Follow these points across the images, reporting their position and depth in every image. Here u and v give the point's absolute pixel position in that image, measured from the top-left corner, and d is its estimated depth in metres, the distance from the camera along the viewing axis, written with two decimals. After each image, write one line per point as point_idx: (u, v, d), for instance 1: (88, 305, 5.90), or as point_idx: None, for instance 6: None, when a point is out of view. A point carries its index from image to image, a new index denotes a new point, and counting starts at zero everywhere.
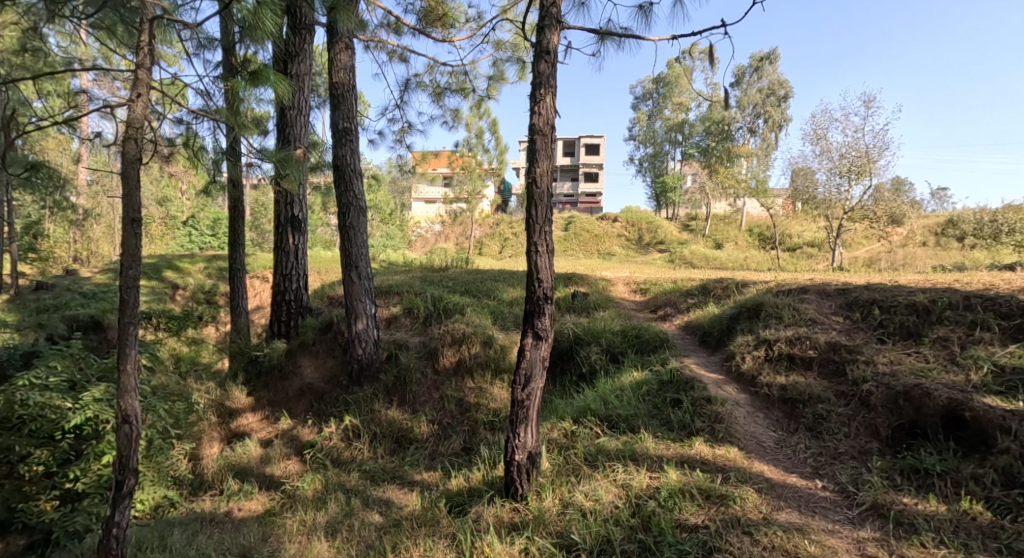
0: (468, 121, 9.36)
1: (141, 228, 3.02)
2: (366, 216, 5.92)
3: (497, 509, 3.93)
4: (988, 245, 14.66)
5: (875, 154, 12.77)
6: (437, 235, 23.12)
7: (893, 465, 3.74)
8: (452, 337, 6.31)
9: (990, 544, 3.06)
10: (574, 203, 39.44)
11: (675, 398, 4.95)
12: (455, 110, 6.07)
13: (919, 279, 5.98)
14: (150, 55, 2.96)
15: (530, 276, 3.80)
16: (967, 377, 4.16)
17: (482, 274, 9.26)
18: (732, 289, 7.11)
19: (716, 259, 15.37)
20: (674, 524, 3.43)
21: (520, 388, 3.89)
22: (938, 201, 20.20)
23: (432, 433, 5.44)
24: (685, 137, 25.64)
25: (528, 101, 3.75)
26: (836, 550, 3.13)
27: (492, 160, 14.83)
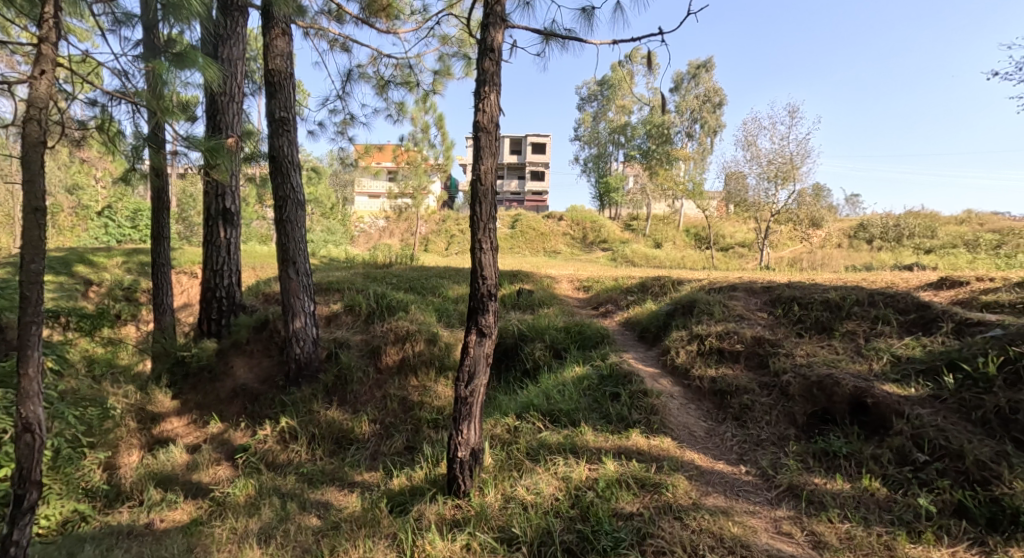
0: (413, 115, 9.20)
1: (46, 219, 2.76)
2: (304, 210, 5.70)
3: (439, 507, 3.92)
4: (892, 247, 16.19)
5: (799, 161, 13.78)
6: (381, 231, 22.56)
7: (807, 448, 4.08)
8: (395, 335, 6.22)
9: (885, 517, 3.39)
10: (521, 200, 39.63)
11: (614, 392, 5.14)
12: (400, 104, 5.96)
13: (833, 277, 6.53)
14: (56, 28, 2.70)
15: (475, 274, 3.81)
16: (870, 366, 4.60)
17: (425, 270, 9.18)
18: (669, 286, 7.46)
19: (655, 258, 16.02)
20: (610, 513, 3.57)
21: (463, 385, 3.90)
22: (851, 207, 22.07)
23: (374, 433, 5.36)
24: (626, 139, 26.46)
25: (472, 98, 3.76)
26: (756, 529, 3.38)
27: (438, 157, 14.85)
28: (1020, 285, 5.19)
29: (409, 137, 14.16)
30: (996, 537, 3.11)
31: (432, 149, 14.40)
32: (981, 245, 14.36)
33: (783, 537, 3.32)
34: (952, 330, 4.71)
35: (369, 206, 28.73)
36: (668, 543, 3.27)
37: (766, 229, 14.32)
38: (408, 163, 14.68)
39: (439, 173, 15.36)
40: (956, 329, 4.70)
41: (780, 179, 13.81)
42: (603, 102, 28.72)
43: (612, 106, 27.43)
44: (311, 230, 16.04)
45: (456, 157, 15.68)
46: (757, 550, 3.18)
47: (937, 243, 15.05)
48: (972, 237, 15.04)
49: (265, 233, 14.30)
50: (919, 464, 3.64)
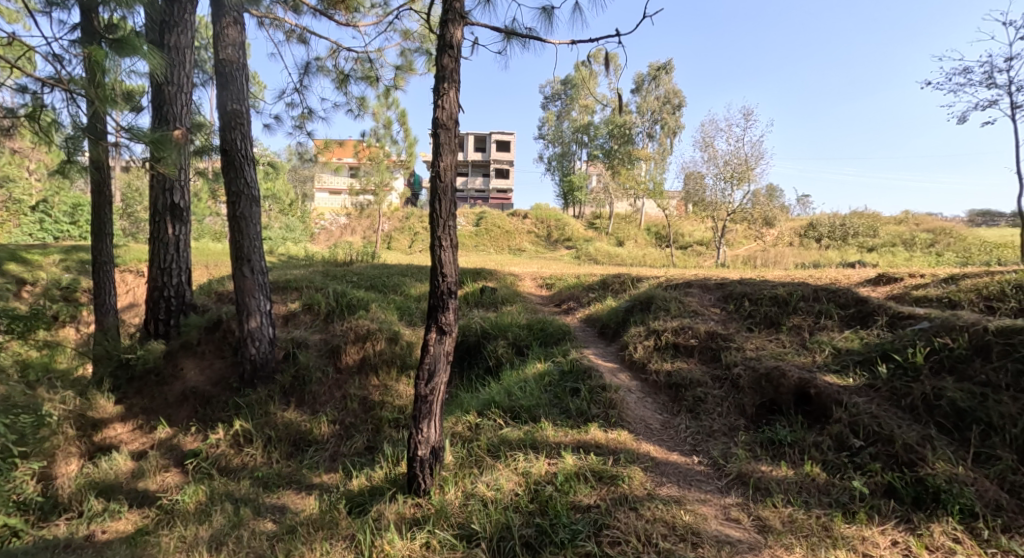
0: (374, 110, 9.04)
1: None
2: (259, 206, 5.52)
3: (399, 506, 3.91)
4: (838, 245, 17.11)
5: (753, 162, 14.36)
6: (343, 228, 21.94)
7: (755, 438, 4.30)
8: (355, 334, 6.12)
9: (824, 500, 3.62)
10: (485, 198, 39.39)
11: (574, 387, 5.25)
12: (362, 99, 5.86)
13: (782, 274, 6.88)
14: None
15: (435, 271, 3.80)
16: (813, 359, 4.89)
17: (385, 268, 9.05)
18: (629, 284, 7.65)
19: (617, 256, 16.36)
20: (569, 506, 3.65)
21: (424, 384, 3.89)
22: (802, 207, 23.15)
23: (333, 434, 5.27)
24: (589, 139, 26.83)
25: (431, 94, 3.74)
26: (706, 516, 3.55)
27: (401, 153, 14.66)
28: (946, 281, 5.63)
29: (371, 132, 13.87)
30: (920, 515, 3.38)
31: (394, 145, 14.17)
32: (916, 243, 15.57)
33: (731, 523, 3.50)
34: (886, 323, 5.06)
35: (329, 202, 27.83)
36: (624, 533, 3.37)
37: (722, 228, 14.86)
38: (370, 159, 14.41)
39: (401, 170, 15.16)
40: (889, 322, 5.05)
41: (736, 179, 14.37)
42: (565, 102, 28.99)
43: (574, 106, 27.78)
44: (268, 228, 15.46)
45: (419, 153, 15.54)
46: (707, 537, 3.34)
47: (878, 242, 16.11)
48: (909, 236, 16.19)
49: (218, 229, 13.69)
50: (855, 449, 3.90)
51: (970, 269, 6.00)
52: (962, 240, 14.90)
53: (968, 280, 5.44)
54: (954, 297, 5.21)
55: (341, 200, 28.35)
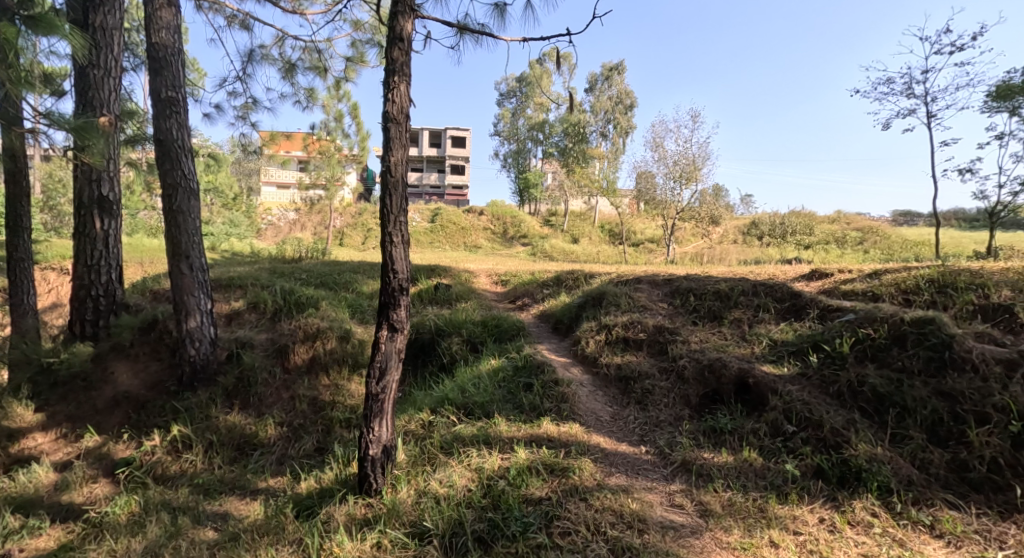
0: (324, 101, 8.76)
1: None
2: (198, 200, 5.23)
3: (350, 507, 3.83)
4: (778, 242, 18.06)
5: (701, 162, 14.95)
6: (292, 224, 21.10)
7: (698, 427, 4.50)
8: (304, 333, 5.95)
9: (760, 483, 3.84)
10: (441, 193, 38.91)
11: (528, 383, 5.30)
12: (310, 90, 5.66)
13: (726, 270, 7.21)
14: None
15: (385, 268, 3.72)
16: (752, 350, 5.18)
17: (334, 264, 8.81)
18: (582, 280, 7.80)
19: (573, 253, 16.60)
20: (520, 499, 3.70)
21: (375, 382, 3.82)
22: (744, 205, 24.25)
23: (280, 436, 5.09)
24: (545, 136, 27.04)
25: (381, 87, 3.65)
26: (652, 503, 3.69)
27: (352, 147, 14.34)
28: (871, 276, 6.09)
29: (321, 124, 13.40)
30: (843, 493, 3.64)
31: (347, 138, 13.79)
32: (847, 242, 16.75)
33: (675, 509, 3.66)
34: (817, 316, 5.41)
35: (278, 196, 26.58)
36: (574, 524, 3.46)
37: (672, 225, 15.41)
38: (320, 152, 13.95)
39: (353, 164, 14.91)
40: (820, 315, 5.41)
41: (684, 179, 14.92)
42: (521, 98, 29.09)
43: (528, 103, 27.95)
44: (209, 223, 14.68)
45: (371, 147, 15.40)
46: (652, 523, 3.48)
47: (814, 240, 17.17)
48: (841, 234, 17.35)
49: (154, 224, 12.88)
50: (788, 435, 4.15)
51: (891, 265, 6.50)
52: (887, 239, 16.09)
53: (889, 275, 5.91)
54: (876, 291, 5.66)
55: (290, 194, 27.17)
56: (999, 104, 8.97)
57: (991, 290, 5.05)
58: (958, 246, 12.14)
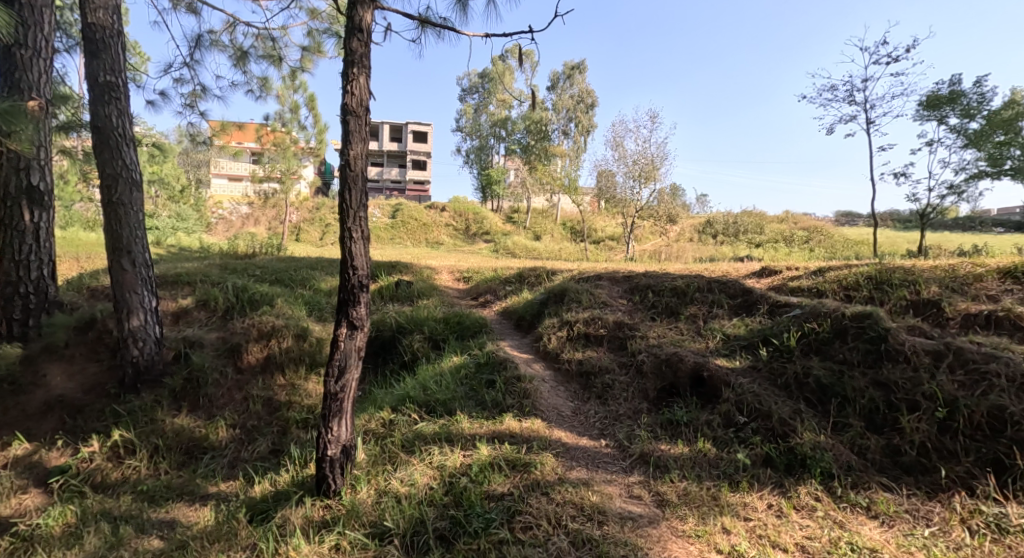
0: (279, 92, 8.47)
1: None
2: (140, 192, 4.96)
3: (307, 509, 3.74)
4: (732, 240, 18.70)
5: (659, 162, 15.29)
6: (245, 218, 20.30)
7: (655, 419, 4.61)
8: (258, 331, 5.76)
9: (714, 472, 3.97)
10: (402, 189, 38.36)
11: (490, 379, 5.29)
12: (264, 80, 5.45)
13: (683, 267, 7.41)
14: None
15: (344, 264, 3.62)
16: (706, 344, 5.35)
17: (290, 260, 8.54)
18: (544, 276, 7.85)
19: (536, 250, 16.67)
20: (482, 495, 3.69)
21: (333, 381, 3.73)
22: (700, 205, 24.98)
23: (232, 439, 4.91)
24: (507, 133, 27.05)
25: (339, 79, 3.55)
26: (612, 495, 3.77)
27: (309, 139, 13.96)
28: (816, 273, 6.39)
29: (275, 115, 12.94)
30: (790, 479, 3.81)
31: (303, 130, 13.39)
32: (794, 241, 17.52)
33: (634, 500, 3.74)
34: (766, 311, 5.64)
35: (229, 188, 25.47)
36: (536, 518, 3.48)
37: (632, 223, 15.71)
38: (274, 145, 13.48)
39: (311, 157, 14.39)
40: (769, 310, 5.64)
41: (644, 178, 15.24)
42: (482, 95, 28.99)
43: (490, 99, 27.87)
44: (155, 216, 13.96)
45: (328, 140, 15.00)
46: (612, 515, 3.54)
47: (765, 239, 17.90)
48: (789, 234, 18.16)
49: (92, 217, 12.13)
50: (740, 425, 4.31)
51: (835, 263, 6.85)
52: (831, 238, 16.93)
53: (833, 272, 6.22)
54: (821, 287, 5.95)
55: (242, 186, 26.11)
56: (930, 113, 9.52)
57: (921, 285, 5.39)
58: (895, 245, 12.86)
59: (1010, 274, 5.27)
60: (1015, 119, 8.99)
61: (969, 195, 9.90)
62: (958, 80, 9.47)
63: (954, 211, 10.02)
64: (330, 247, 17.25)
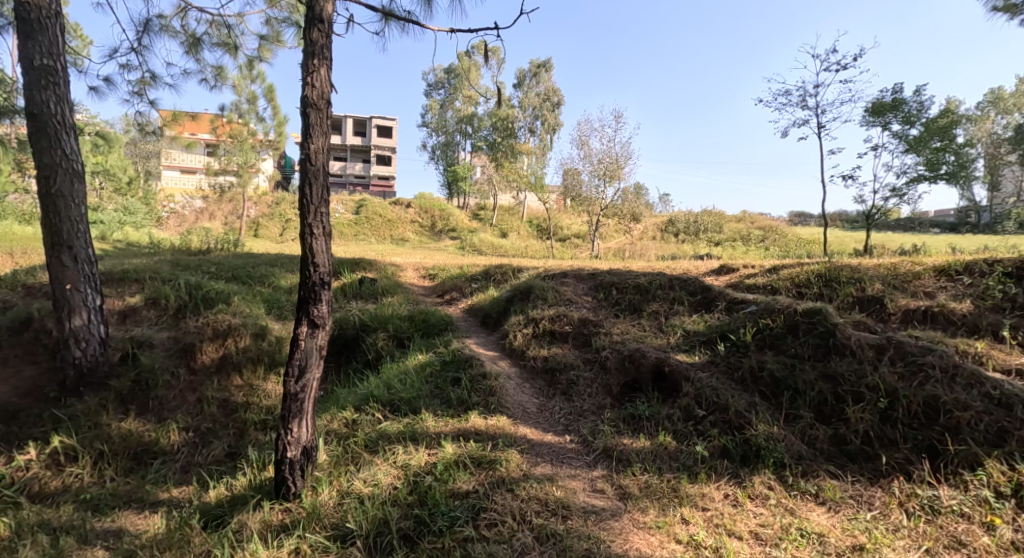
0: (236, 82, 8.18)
1: None
2: (83, 184, 4.69)
3: (265, 514, 3.62)
4: (692, 239, 19.19)
5: (624, 162, 15.46)
6: (198, 212, 19.48)
7: (619, 414, 4.69)
8: (213, 330, 5.55)
9: (674, 465, 4.07)
10: (365, 184, 37.67)
11: (455, 377, 5.26)
12: (219, 69, 5.23)
13: (646, 265, 7.56)
14: None
15: (305, 260, 3.51)
16: (667, 340, 5.47)
17: (247, 257, 8.26)
18: (510, 274, 7.85)
19: (502, 247, 16.66)
20: (447, 494, 3.66)
21: (293, 381, 3.61)
22: (662, 205, 25.48)
23: (185, 442, 4.71)
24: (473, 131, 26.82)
25: (299, 70, 3.43)
26: (576, 490, 3.81)
27: (268, 132, 13.54)
28: (771, 271, 6.63)
29: (231, 106, 12.45)
30: (746, 469, 3.94)
31: (260, 122, 12.86)
32: (751, 240, 18.13)
33: (597, 494, 3.79)
34: (724, 307, 5.81)
35: (182, 181, 24.46)
36: (500, 515, 3.48)
37: (597, 221, 15.89)
38: (231, 137, 13.00)
39: (269, 150, 14.12)
40: (727, 306, 5.82)
41: (608, 177, 15.28)
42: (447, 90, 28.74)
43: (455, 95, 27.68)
44: (100, 209, 13.23)
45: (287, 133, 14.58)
46: (576, 509, 3.57)
47: (724, 238, 18.48)
48: (746, 233, 18.80)
49: (29, 210, 11.39)
50: (699, 418, 4.43)
51: (788, 261, 7.13)
52: (786, 238, 17.61)
53: (786, 270, 6.47)
54: (775, 284, 6.18)
55: (195, 179, 25.12)
56: (875, 119, 10.02)
57: (866, 283, 5.66)
58: (843, 244, 13.46)
59: (945, 272, 5.58)
60: (950, 127, 9.56)
61: (910, 198, 10.46)
62: (900, 88, 10.00)
63: (896, 213, 10.58)
64: (290, 243, 16.75)
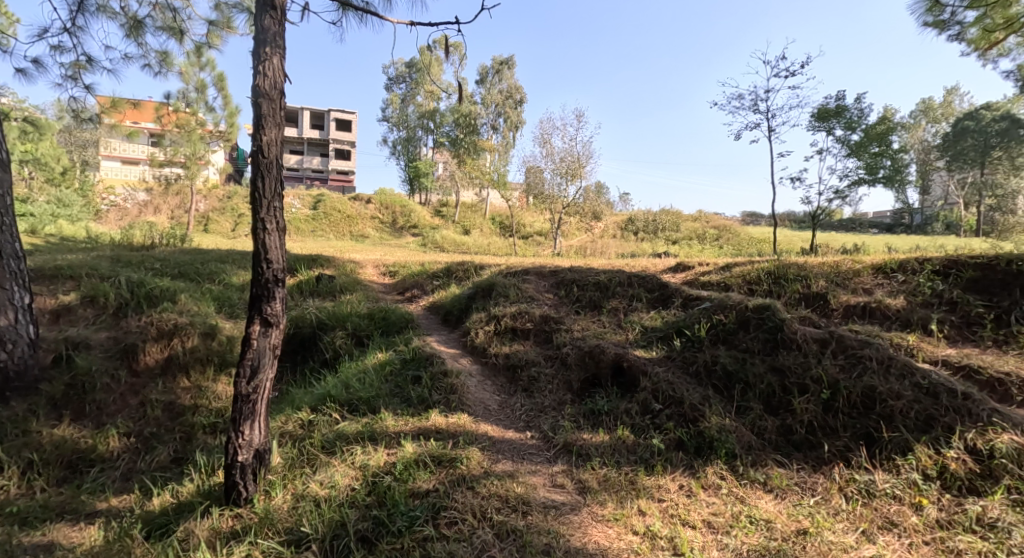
0: (183, 70, 7.79)
1: None
2: (8, 173, 4.35)
3: (214, 521, 3.46)
4: (651, 237, 19.63)
5: (585, 161, 15.69)
6: (142, 206, 18.48)
7: (579, 410, 4.74)
8: (157, 330, 5.27)
9: (632, 458, 4.14)
10: (323, 179, 36.70)
11: (416, 375, 5.18)
12: (163, 55, 4.95)
13: (606, 262, 7.66)
14: None
15: (256, 257, 3.36)
16: (626, 336, 5.57)
17: (196, 252, 7.89)
18: (472, 271, 7.80)
19: (465, 244, 16.56)
20: (407, 493, 3.60)
21: (245, 382, 3.46)
22: (623, 203, 25.91)
23: (126, 449, 4.45)
24: (434, 126, 26.60)
25: (249, 58, 3.28)
26: (536, 486, 3.82)
27: (218, 122, 12.98)
28: (724, 269, 6.84)
29: (178, 94, 11.84)
30: (700, 460, 4.05)
31: (212, 112, 12.34)
32: (706, 238, 18.70)
33: (557, 489, 3.82)
34: (680, 304, 5.96)
35: (123, 172, 23.19)
36: (460, 513, 3.44)
37: (559, 219, 16.01)
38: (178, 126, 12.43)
39: (220, 141, 13.57)
40: (683, 303, 5.97)
41: (570, 176, 15.55)
42: (408, 84, 28.34)
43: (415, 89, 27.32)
44: (30, 201, 12.35)
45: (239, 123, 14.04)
46: (536, 505, 3.58)
47: (681, 237, 19.00)
48: (702, 232, 19.39)
49: None
50: (656, 412, 4.52)
51: (741, 259, 7.38)
52: (738, 237, 18.26)
53: (738, 268, 6.69)
54: (728, 282, 6.38)
55: (138, 171, 23.85)
56: (820, 124, 10.49)
57: (811, 280, 5.91)
58: (791, 243, 14.05)
59: (882, 270, 5.87)
60: (887, 133, 10.11)
61: (851, 200, 11.01)
62: (842, 95, 10.50)
63: (839, 214, 11.11)
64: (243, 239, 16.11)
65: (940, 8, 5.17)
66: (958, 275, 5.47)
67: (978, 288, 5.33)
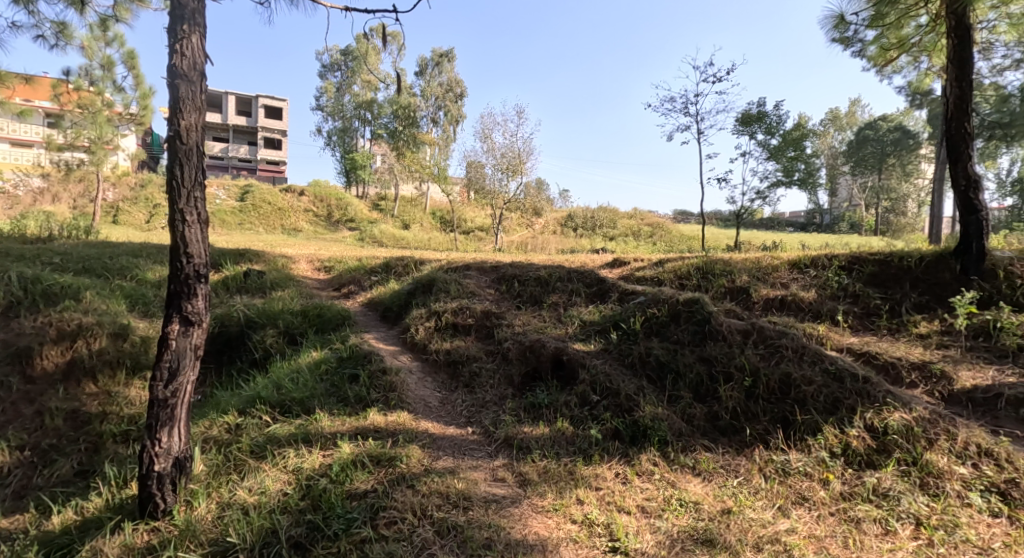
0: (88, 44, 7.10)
1: None
2: None
3: (127, 536, 3.19)
4: (589, 233, 20.09)
5: (525, 157, 15.83)
6: (36, 194, 16.74)
7: (519, 404, 4.77)
8: (56, 331, 4.80)
9: (571, 449, 4.21)
10: (250, 169, 34.81)
11: (353, 374, 5.00)
12: (62, 26, 4.47)
13: (546, 258, 7.75)
14: None
15: (174, 250, 3.11)
16: (565, 330, 5.66)
17: (104, 246, 7.24)
18: (412, 266, 7.65)
19: (404, 239, 16.24)
20: (343, 495, 3.47)
21: (162, 386, 3.19)
22: (563, 200, 26.34)
23: (20, 463, 4.01)
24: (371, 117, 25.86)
25: (165, 36, 3.03)
26: (477, 480, 3.80)
27: (129, 105, 11.94)
28: (657, 264, 7.11)
29: (80, 71, 10.77)
30: (635, 449, 4.18)
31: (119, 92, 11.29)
32: (642, 235, 19.39)
33: (497, 483, 3.82)
34: (617, 298, 6.13)
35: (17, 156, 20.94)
36: (400, 512, 3.36)
37: (500, 214, 16.04)
38: (81, 106, 11.36)
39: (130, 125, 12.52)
40: (619, 297, 6.14)
41: (511, 172, 15.62)
42: (343, 73, 27.40)
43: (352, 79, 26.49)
44: None
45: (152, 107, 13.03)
46: (477, 499, 3.56)
47: (617, 234, 19.59)
48: (637, 229, 20.09)
49: None
50: (594, 403, 4.62)
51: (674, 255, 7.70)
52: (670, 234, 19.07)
53: (670, 263, 6.98)
54: (661, 277, 6.64)
55: (33, 154, 21.60)
56: (744, 129, 11.12)
57: (736, 275, 6.26)
58: (719, 240, 14.81)
59: (797, 265, 6.31)
60: (802, 139, 10.88)
61: (771, 200, 11.76)
62: (763, 102, 11.18)
63: (760, 214, 11.85)
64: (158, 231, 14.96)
65: (845, 26, 5.61)
66: (861, 270, 5.96)
67: (876, 282, 5.83)
